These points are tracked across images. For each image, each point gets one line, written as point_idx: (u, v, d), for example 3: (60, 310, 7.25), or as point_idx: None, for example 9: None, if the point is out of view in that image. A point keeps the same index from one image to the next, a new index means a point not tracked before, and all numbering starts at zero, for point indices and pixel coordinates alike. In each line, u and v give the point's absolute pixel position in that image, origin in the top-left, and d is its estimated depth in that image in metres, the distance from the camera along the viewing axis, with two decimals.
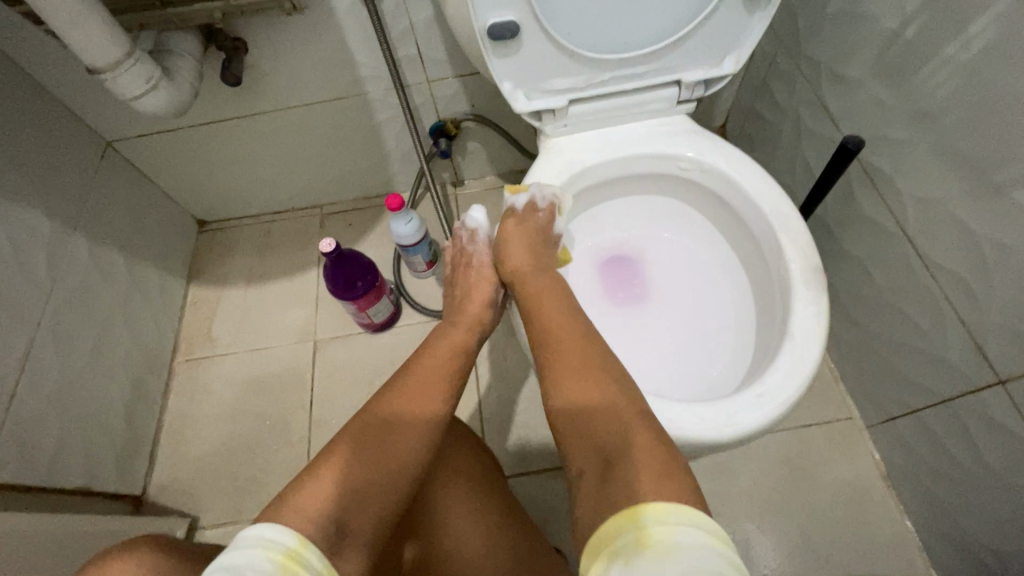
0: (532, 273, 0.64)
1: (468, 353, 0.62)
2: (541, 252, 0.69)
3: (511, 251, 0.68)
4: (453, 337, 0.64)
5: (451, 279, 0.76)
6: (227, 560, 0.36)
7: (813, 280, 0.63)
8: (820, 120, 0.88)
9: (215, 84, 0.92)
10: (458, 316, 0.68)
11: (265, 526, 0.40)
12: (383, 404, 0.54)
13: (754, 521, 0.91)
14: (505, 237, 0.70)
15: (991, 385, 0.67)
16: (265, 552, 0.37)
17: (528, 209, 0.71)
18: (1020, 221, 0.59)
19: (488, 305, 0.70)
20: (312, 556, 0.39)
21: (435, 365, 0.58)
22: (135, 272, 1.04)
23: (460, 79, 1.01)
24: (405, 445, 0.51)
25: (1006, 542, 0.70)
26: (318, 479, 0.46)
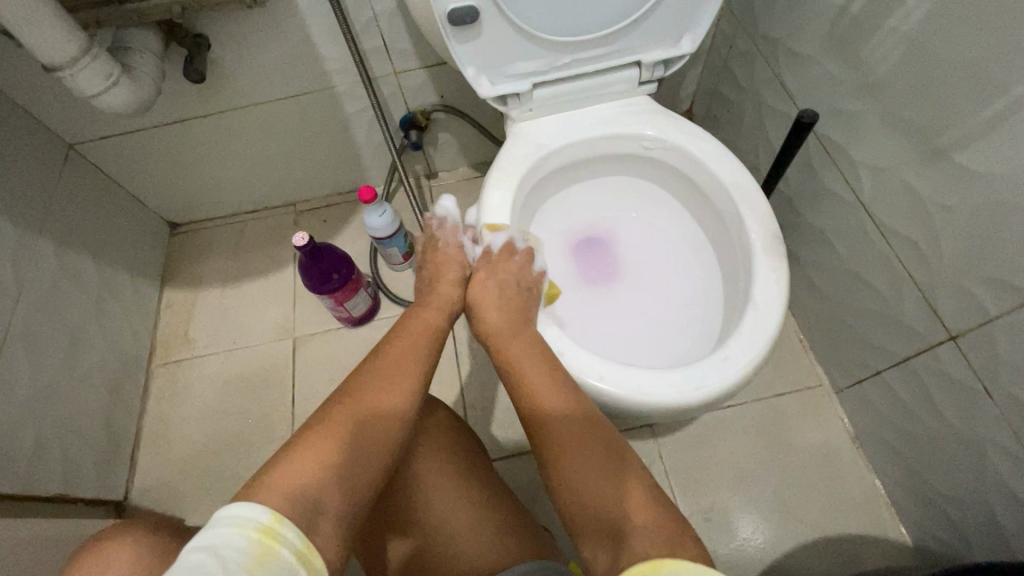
0: (506, 331, 0.61)
1: (439, 333, 0.61)
2: (519, 297, 0.65)
3: (484, 313, 0.63)
4: (422, 317, 0.62)
5: (419, 269, 0.71)
6: (200, 541, 0.35)
7: (773, 250, 0.64)
8: (780, 99, 0.89)
9: (179, 81, 0.90)
10: (429, 295, 0.66)
11: (240, 504, 0.38)
12: (357, 388, 0.52)
13: (731, 493, 0.92)
14: (477, 296, 0.65)
15: (944, 341, 0.68)
16: (240, 530, 0.36)
17: (502, 249, 0.68)
18: (970, 187, 0.60)
19: (460, 284, 0.67)
20: (289, 531, 0.38)
21: (405, 349, 0.57)
22: (107, 276, 1.03)
23: (427, 69, 1.00)
24: (378, 429, 0.50)
25: (965, 495, 0.72)
26: (293, 458, 0.44)
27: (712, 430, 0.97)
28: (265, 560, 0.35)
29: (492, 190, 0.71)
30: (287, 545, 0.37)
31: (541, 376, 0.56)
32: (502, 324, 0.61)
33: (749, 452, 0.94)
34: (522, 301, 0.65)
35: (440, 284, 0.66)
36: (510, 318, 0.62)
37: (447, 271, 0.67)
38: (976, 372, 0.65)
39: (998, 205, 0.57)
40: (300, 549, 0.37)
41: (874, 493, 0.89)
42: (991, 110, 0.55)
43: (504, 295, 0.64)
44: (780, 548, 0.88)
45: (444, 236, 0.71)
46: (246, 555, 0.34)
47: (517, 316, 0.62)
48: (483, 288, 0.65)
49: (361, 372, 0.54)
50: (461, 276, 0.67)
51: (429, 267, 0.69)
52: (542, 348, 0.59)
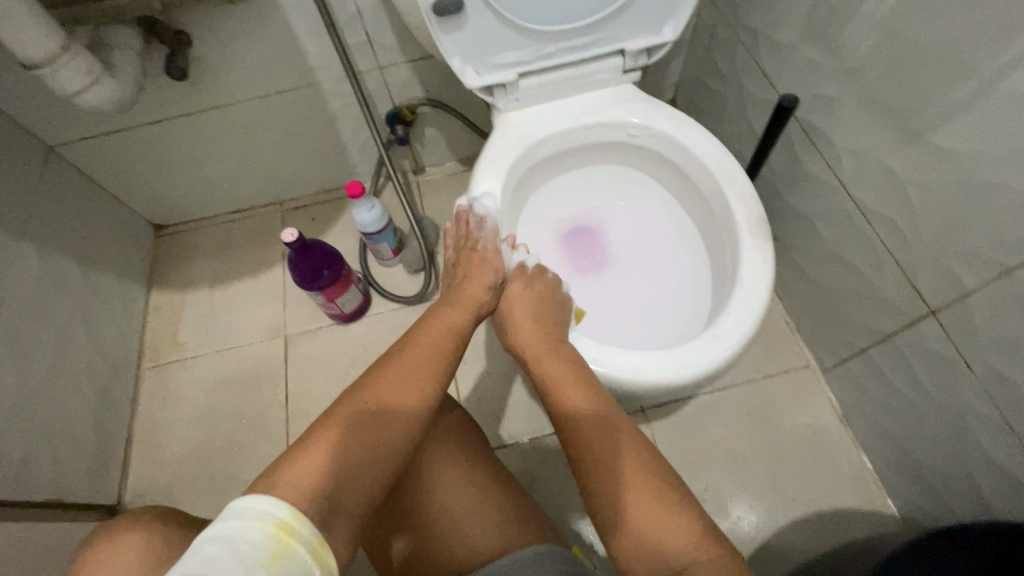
0: (541, 348, 0.60)
1: (463, 335, 0.60)
2: (552, 312, 0.64)
3: (519, 328, 0.62)
4: (448, 317, 0.61)
5: (453, 267, 0.69)
6: (217, 531, 0.35)
7: (758, 230, 0.65)
8: (760, 86, 0.90)
9: (161, 79, 0.89)
10: (459, 294, 0.64)
11: (258, 497, 0.38)
12: (379, 386, 0.51)
13: (723, 474, 0.94)
14: (511, 306, 0.64)
15: (924, 316, 0.71)
16: (257, 524, 0.36)
17: (535, 267, 0.68)
18: (944, 165, 0.62)
19: (492, 288, 0.65)
20: (305, 528, 0.37)
21: (430, 352, 0.56)
22: (92, 279, 1.02)
23: (412, 64, 1.00)
24: (401, 430, 0.50)
25: (947, 464, 0.74)
26: (311, 455, 0.44)
27: (703, 414, 0.98)
28: (279, 557, 0.34)
29: (482, 178, 0.72)
30: (302, 542, 0.36)
31: (581, 394, 0.55)
32: (537, 341, 0.60)
33: (739, 434, 0.96)
34: (555, 316, 0.63)
35: (470, 285, 0.64)
36: (544, 334, 0.61)
37: (484, 277, 0.65)
38: (955, 345, 0.67)
39: (973, 181, 0.59)
40: (314, 546, 0.37)
41: (862, 469, 0.91)
42: (965, 90, 0.57)
43: (540, 310, 0.63)
44: (772, 526, 0.90)
45: (482, 236, 0.68)
46: (261, 552, 0.34)
47: (552, 332, 0.61)
48: (517, 299, 0.64)
49: (383, 369, 0.53)
50: (495, 282, 0.65)
51: (465, 267, 0.67)
52: (579, 368, 0.57)
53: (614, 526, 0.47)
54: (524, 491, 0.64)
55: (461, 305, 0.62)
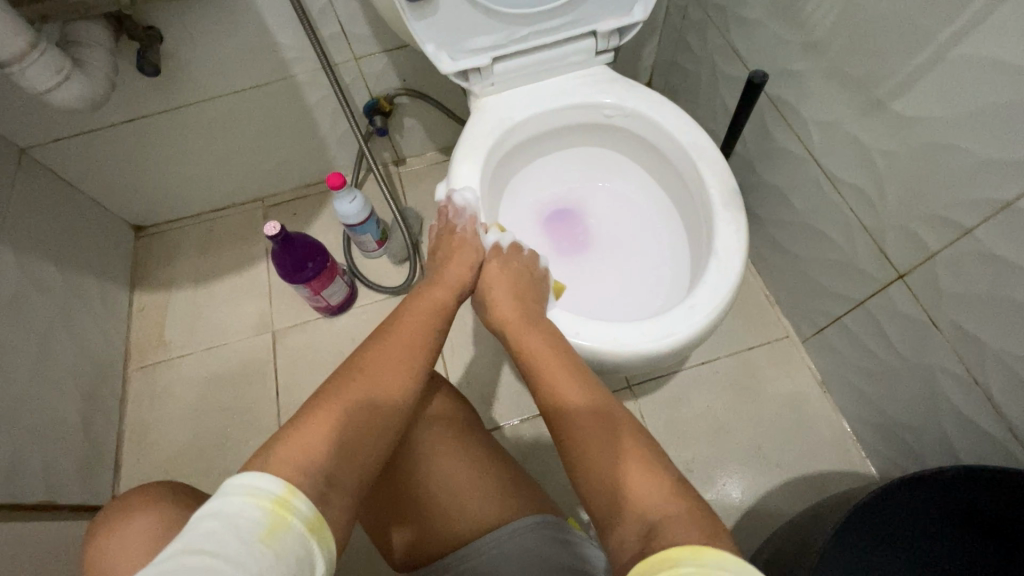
0: (520, 328, 0.60)
1: (446, 314, 0.61)
2: (532, 290, 0.65)
3: (499, 304, 0.63)
4: (431, 297, 0.62)
5: (434, 252, 0.71)
6: (214, 507, 0.36)
7: (731, 202, 0.67)
8: (731, 64, 0.92)
9: (132, 76, 0.88)
10: (441, 274, 0.65)
11: (255, 474, 0.38)
12: (364, 365, 0.52)
13: (709, 444, 0.97)
14: (490, 283, 0.65)
15: (893, 280, 0.73)
16: (254, 500, 0.36)
17: (510, 248, 0.69)
18: (904, 131, 0.64)
19: (473, 268, 0.67)
20: (301, 502, 0.38)
21: (413, 332, 0.57)
22: (73, 281, 1.01)
23: (388, 53, 1.00)
24: (388, 405, 0.51)
25: (919, 421, 0.77)
26: (301, 430, 0.45)
27: (687, 388, 1.01)
28: (277, 531, 0.35)
29: (460, 162, 0.73)
30: (299, 516, 0.37)
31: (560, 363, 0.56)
32: (515, 321, 0.61)
33: (723, 405, 0.99)
34: (534, 293, 0.65)
35: (451, 266, 0.66)
36: (523, 312, 0.62)
37: (465, 259, 0.66)
38: (923, 305, 0.70)
39: (932, 146, 0.61)
40: (311, 520, 0.38)
41: (842, 433, 0.94)
42: (922, 57, 0.59)
43: (517, 291, 0.64)
44: (758, 492, 0.93)
45: (462, 223, 0.69)
46: (259, 527, 0.35)
47: (533, 309, 0.62)
48: (495, 275, 0.66)
49: (367, 348, 0.54)
50: (475, 263, 0.67)
51: (446, 251, 0.69)
52: (558, 340, 0.59)
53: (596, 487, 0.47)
54: (520, 468, 0.66)
55: (443, 286, 0.63)
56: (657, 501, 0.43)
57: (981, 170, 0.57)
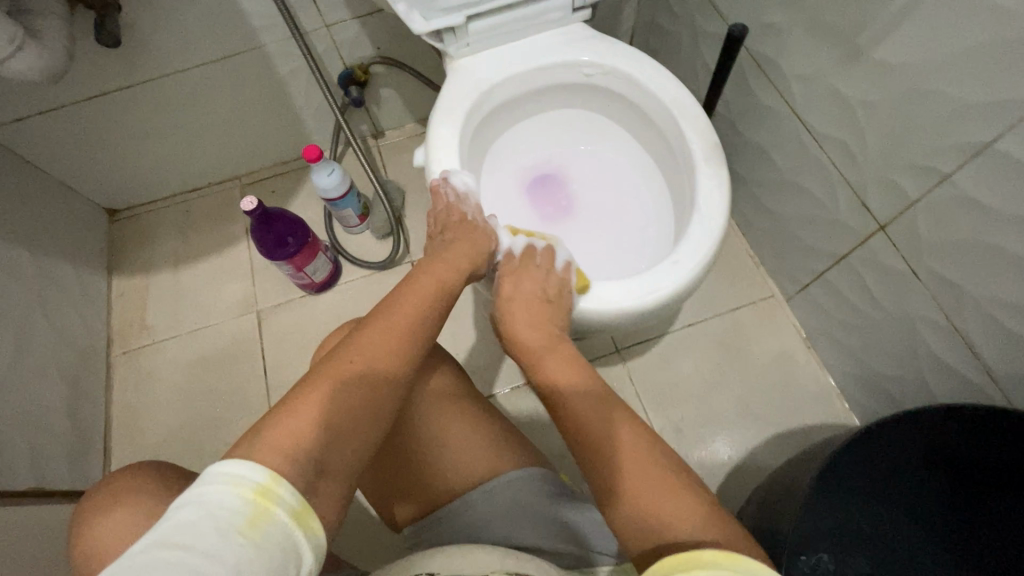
0: (533, 339, 0.58)
1: (449, 299, 0.59)
2: (547, 305, 0.60)
3: (513, 326, 0.60)
4: (434, 277, 0.59)
5: (438, 234, 0.68)
6: (193, 496, 0.35)
7: (713, 157, 0.67)
8: (711, 20, 0.90)
9: (92, 48, 0.84)
10: (446, 252, 0.63)
11: (238, 461, 0.37)
12: (362, 347, 0.50)
13: (697, 403, 0.98)
14: (505, 299, 0.62)
15: (875, 232, 0.74)
16: (234, 489, 0.35)
17: (525, 249, 0.65)
18: (882, 79, 0.64)
19: (481, 256, 0.65)
20: (285, 490, 0.37)
21: (413, 318, 0.54)
22: (48, 267, 0.98)
23: (359, 20, 0.97)
24: (382, 391, 0.49)
25: (900, 370, 0.79)
26: (294, 416, 0.43)
27: (674, 350, 1.02)
28: (258, 521, 0.34)
29: (438, 126, 0.71)
30: (282, 506, 0.36)
31: (580, 384, 0.53)
32: (530, 333, 0.58)
33: (710, 365, 1.00)
34: (553, 311, 0.60)
35: (455, 250, 0.63)
36: (538, 323, 0.59)
37: (474, 243, 0.65)
38: (903, 255, 0.71)
39: (913, 92, 0.61)
40: (297, 509, 0.36)
41: (827, 387, 0.96)
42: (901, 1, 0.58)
43: (532, 295, 0.61)
44: (745, 448, 0.95)
45: (470, 209, 0.68)
46: (238, 517, 0.33)
47: (552, 327, 0.59)
48: (509, 291, 0.62)
49: (366, 328, 0.52)
50: (479, 253, 0.65)
51: (450, 237, 0.66)
52: (578, 360, 0.55)
53: (614, 506, 0.44)
54: (529, 442, 0.65)
55: (449, 268, 0.61)
56: (686, 526, 0.40)
57: (961, 113, 0.57)
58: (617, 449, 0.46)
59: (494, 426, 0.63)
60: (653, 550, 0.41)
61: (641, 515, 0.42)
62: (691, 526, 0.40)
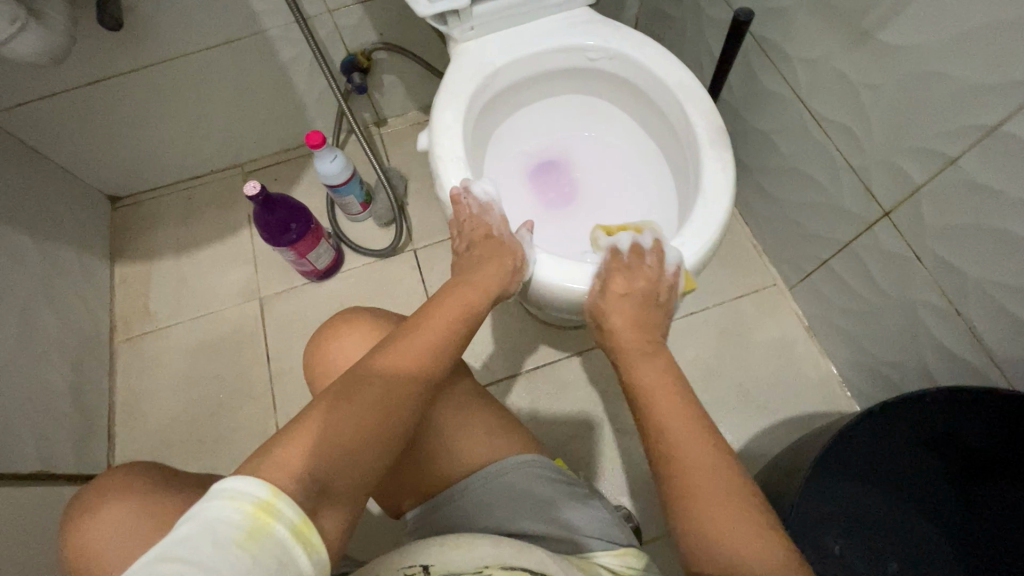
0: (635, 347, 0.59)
1: (474, 320, 0.59)
2: (653, 313, 0.63)
3: (616, 328, 0.61)
4: (465, 298, 0.61)
5: (467, 253, 0.69)
6: (197, 510, 0.34)
7: (717, 140, 0.67)
8: (716, 6, 0.90)
9: (93, 31, 0.84)
10: (474, 277, 0.64)
11: (242, 476, 0.36)
12: (389, 364, 0.50)
13: (698, 390, 0.98)
14: (609, 297, 0.62)
15: (879, 218, 0.74)
16: (234, 504, 0.34)
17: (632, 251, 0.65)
18: (888, 61, 0.64)
19: (509, 274, 0.64)
20: (286, 506, 0.35)
21: (438, 336, 0.55)
22: (50, 252, 0.99)
23: (362, 5, 0.96)
24: (403, 407, 0.48)
25: (902, 356, 0.79)
26: (305, 429, 0.43)
27: (677, 338, 1.02)
28: (255, 536, 0.33)
29: (442, 110, 0.71)
30: (282, 521, 0.34)
31: (674, 387, 0.52)
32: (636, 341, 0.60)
33: (712, 353, 1.01)
34: (655, 320, 0.62)
35: (486, 267, 0.64)
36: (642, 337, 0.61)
37: (501, 261, 0.65)
38: (907, 240, 0.71)
39: (919, 75, 0.61)
40: (297, 525, 0.35)
41: (828, 375, 0.97)
42: None
43: (641, 305, 0.62)
44: (746, 434, 0.95)
45: (494, 221, 0.69)
46: (237, 530, 0.33)
47: (650, 336, 0.61)
48: (622, 290, 0.63)
49: (390, 346, 0.52)
50: (507, 275, 0.64)
51: (477, 254, 0.68)
52: (672, 368, 0.55)
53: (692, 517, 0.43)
54: (535, 439, 0.65)
55: (476, 290, 0.62)
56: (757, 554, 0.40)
57: (967, 95, 0.57)
58: (694, 463, 0.45)
59: (514, 433, 0.63)
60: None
61: (710, 542, 0.42)
62: (767, 565, 0.40)
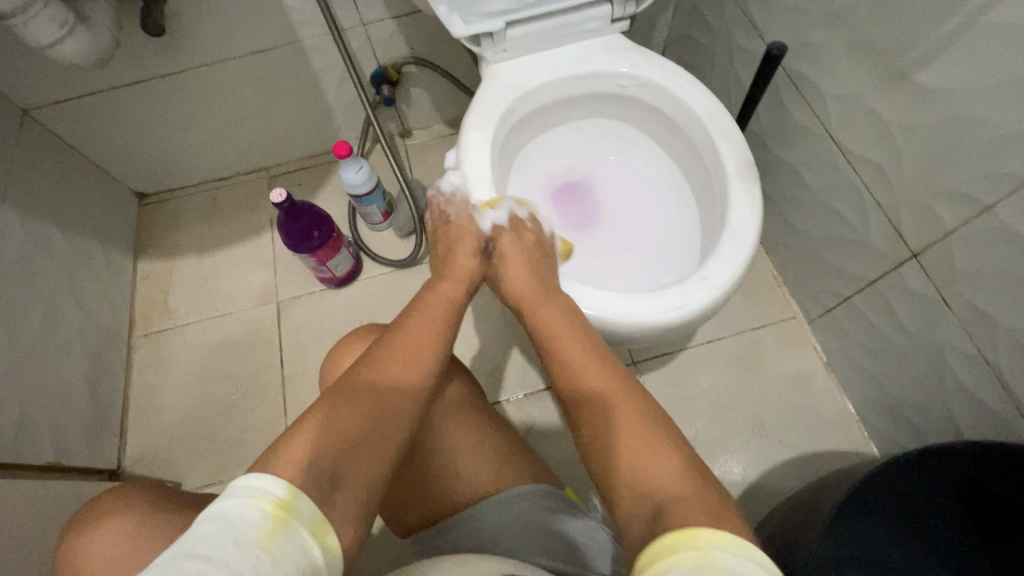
0: (532, 290, 0.59)
1: (458, 308, 0.58)
2: (544, 260, 0.63)
3: (511, 275, 0.61)
4: (439, 291, 0.59)
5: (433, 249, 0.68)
6: (215, 510, 0.34)
7: (747, 173, 0.66)
8: (748, 35, 0.89)
9: (135, 35, 0.86)
10: (446, 268, 0.62)
11: (258, 475, 0.36)
12: (379, 363, 0.50)
13: (711, 421, 0.97)
14: (502, 257, 0.62)
15: (907, 259, 0.73)
16: (255, 502, 0.34)
17: (511, 220, 0.65)
18: (924, 103, 0.63)
19: (478, 256, 0.63)
20: (305, 505, 0.36)
21: (421, 329, 0.54)
22: (78, 246, 1.00)
23: (396, 20, 0.98)
24: (399, 397, 0.49)
25: (924, 399, 0.78)
26: (312, 429, 0.43)
27: (692, 366, 1.01)
28: (277, 534, 0.33)
29: (471, 130, 0.71)
30: (302, 521, 0.35)
31: (568, 333, 0.54)
32: (528, 285, 0.59)
33: (727, 383, 0.99)
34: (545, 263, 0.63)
35: (456, 256, 0.63)
36: (536, 282, 0.60)
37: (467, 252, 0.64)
38: (936, 284, 0.70)
39: (955, 119, 0.60)
40: (314, 525, 0.35)
41: (846, 412, 0.95)
42: (951, 26, 0.57)
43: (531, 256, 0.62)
44: (759, 468, 0.93)
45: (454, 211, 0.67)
46: (258, 528, 0.33)
47: (544, 279, 0.60)
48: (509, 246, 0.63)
49: (382, 349, 0.52)
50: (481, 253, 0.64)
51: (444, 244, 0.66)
52: (570, 312, 0.56)
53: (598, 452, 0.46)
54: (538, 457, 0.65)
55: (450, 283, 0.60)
56: (656, 468, 0.42)
57: (1007, 143, 0.56)
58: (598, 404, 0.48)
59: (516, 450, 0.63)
60: (633, 495, 0.42)
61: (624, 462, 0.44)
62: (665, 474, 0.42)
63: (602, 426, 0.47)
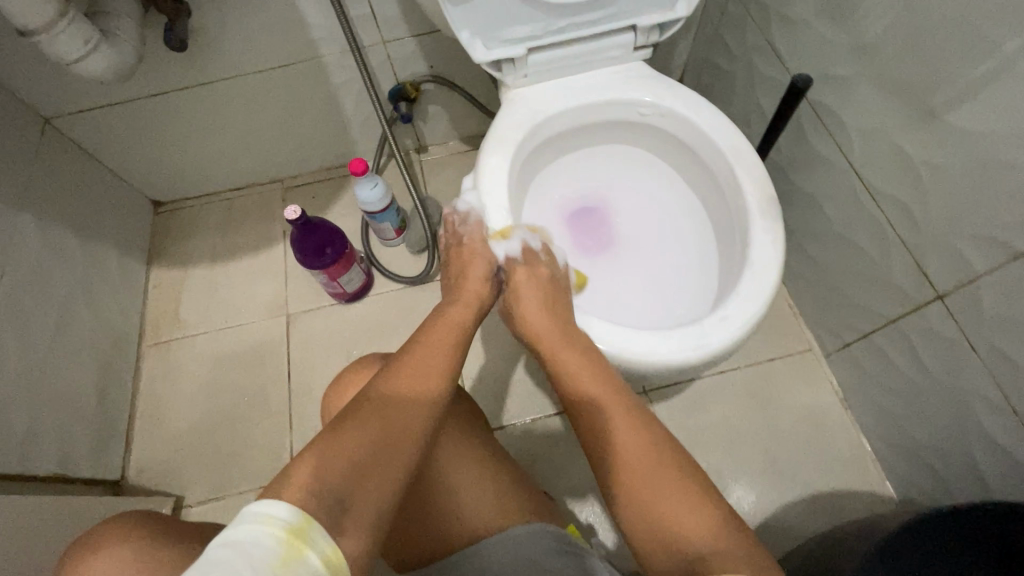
0: (552, 331, 0.57)
1: (468, 332, 0.57)
2: (561, 295, 0.62)
3: (527, 315, 0.59)
4: (449, 314, 0.58)
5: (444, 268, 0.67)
6: (228, 535, 0.33)
7: (768, 209, 0.65)
8: (770, 64, 0.88)
9: (158, 48, 0.87)
10: (457, 291, 0.61)
11: (271, 501, 0.35)
12: (387, 385, 0.49)
13: (723, 454, 0.95)
14: (517, 294, 0.61)
15: (932, 300, 0.70)
16: (269, 528, 0.33)
17: (526, 253, 0.64)
18: (954, 143, 0.61)
19: (487, 282, 0.63)
20: (318, 533, 0.35)
21: (431, 354, 0.53)
22: (93, 253, 1.01)
23: (417, 39, 0.98)
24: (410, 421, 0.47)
25: (945, 443, 0.75)
26: (321, 454, 0.42)
27: (704, 396, 0.99)
28: (291, 563, 0.32)
29: (489, 155, 0.70)
30: (315, 550, 0.34)
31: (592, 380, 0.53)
32: (547, 327, 0.58)
33: (740, 415, 0.97)
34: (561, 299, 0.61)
35: (468, 280, 0.62)
36: (554, 321, 0.58)
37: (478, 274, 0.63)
38: (962, 327, 0.67)
39: (986, 161, 0.59)
40: (327, 555, 0.34)
41: (861, 450, 0.92)
42: (984, 68, 0.56)
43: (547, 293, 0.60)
44: (771, 505, 0.91)
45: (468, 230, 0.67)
46: (273, 556, 0.32)
47: (561, 316, 0.59)
48: (525, 284, 0.61)
49: (389, 371, 0.51)
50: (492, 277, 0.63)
51: (455, 265, 0.65)
52: (591, 354, 0.55)
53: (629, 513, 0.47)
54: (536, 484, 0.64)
55: (461, 307, 0.59)
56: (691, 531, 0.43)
57: None
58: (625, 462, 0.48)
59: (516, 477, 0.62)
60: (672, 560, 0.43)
61: (658, 526, 0.45)
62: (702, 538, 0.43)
63: (632, 487, 0.47)
